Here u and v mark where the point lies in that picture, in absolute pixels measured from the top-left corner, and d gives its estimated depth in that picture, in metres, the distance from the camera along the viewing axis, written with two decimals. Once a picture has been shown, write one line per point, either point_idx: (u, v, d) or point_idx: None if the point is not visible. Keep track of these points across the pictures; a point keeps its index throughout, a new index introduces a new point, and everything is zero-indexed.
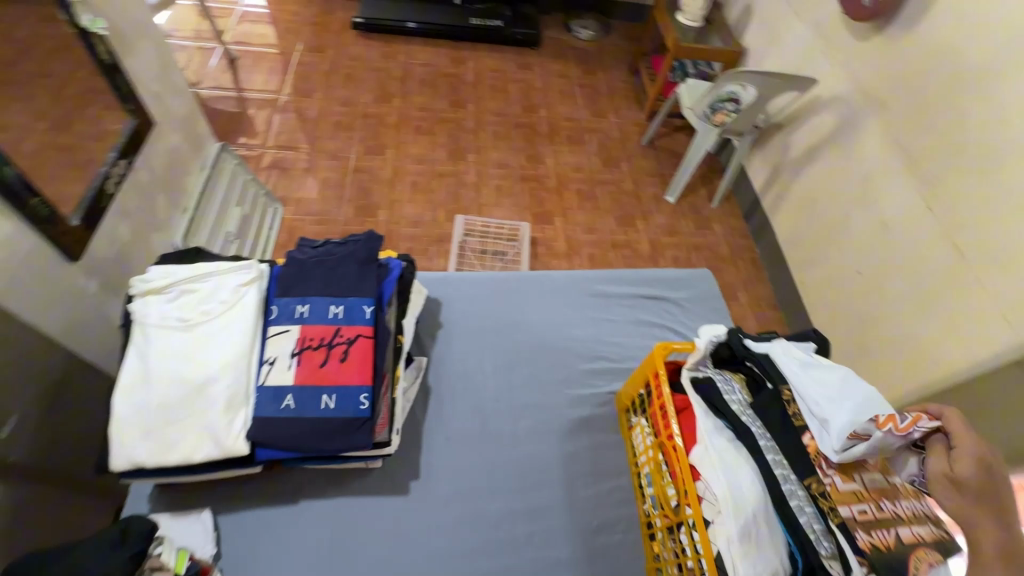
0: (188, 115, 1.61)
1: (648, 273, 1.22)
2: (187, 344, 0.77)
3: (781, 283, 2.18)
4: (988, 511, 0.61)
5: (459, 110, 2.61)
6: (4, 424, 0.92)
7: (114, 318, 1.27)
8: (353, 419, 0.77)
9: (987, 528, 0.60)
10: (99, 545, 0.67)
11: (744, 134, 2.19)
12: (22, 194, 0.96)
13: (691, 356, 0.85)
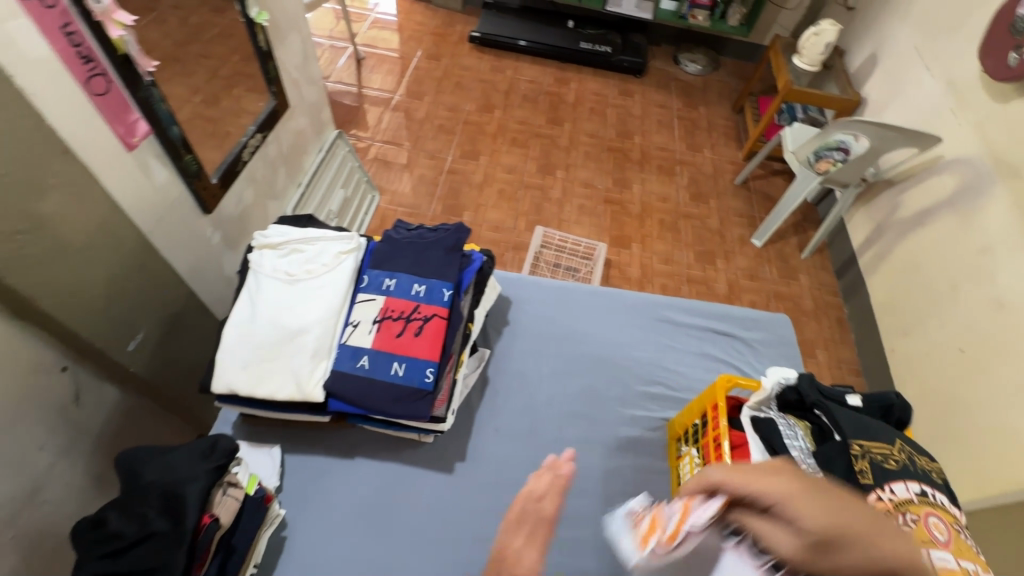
0: (317, 102, 1.81)
1: (722, 308, 1.20)
2: (286, 295, 0.86)
3: (868, 348, 2.03)
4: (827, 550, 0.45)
5: (555, 127, 2.69)
6: (133, 338, 1.05)
7: (229, 269, 1.44)
8: (419, 389, 0.83)
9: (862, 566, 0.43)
10: (192, 452, 0.75)
11: (848, 186, 2.08)
12: (180, 150, 1.13)
13: (755, 395, 0.82)
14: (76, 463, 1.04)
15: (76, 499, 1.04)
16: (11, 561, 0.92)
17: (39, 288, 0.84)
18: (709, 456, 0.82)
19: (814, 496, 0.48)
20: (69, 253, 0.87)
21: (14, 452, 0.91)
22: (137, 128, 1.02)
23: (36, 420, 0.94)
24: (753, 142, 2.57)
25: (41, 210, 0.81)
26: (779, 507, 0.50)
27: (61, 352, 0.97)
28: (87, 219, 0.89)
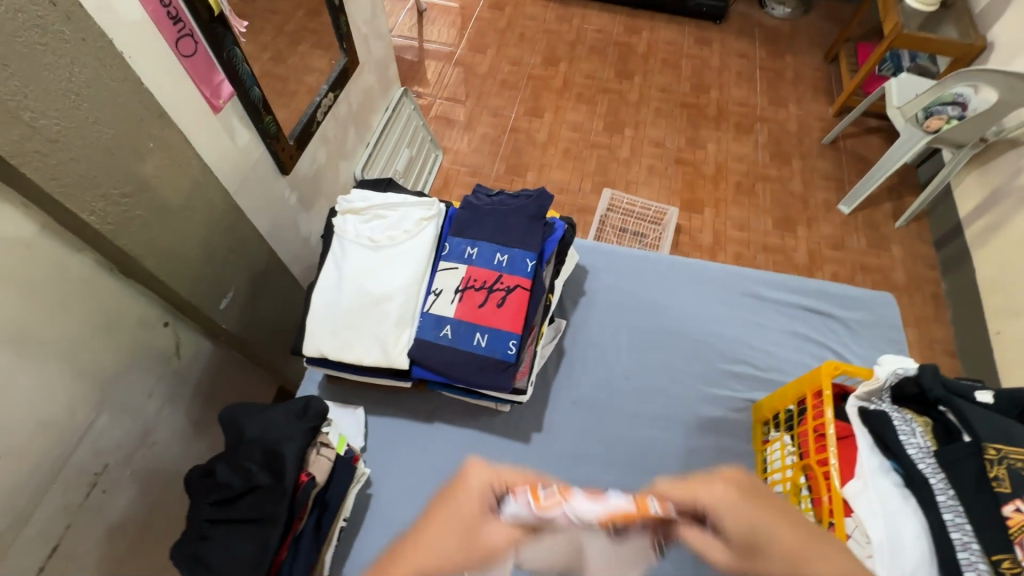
0: (384, 59, 1.77)
1: (817, 285, 1.10)
2: (370, 261, 0.86)
3: (967, 328, 1.85)
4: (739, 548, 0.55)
5: (624, 81, 2.53)
6: (224, 296, 1.10)
7: (307, 231, 1.48)
8: (502, 361, 0.82)
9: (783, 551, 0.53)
10: (287, 412, 0.78)
11: (962, 147, 1.84)
12: (261, 111, 1.13)
13: (864, 384, 0.76)
14: (179, 409, 1.12)
15: (180, 441, 1.14)
16: (131, 493, 1.02)
17: (145, 249, 0.87)
18: (808, 446, 0.77)
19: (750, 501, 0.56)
20: (168, 214, 0.90)
21: (128, 398, 0.99)
22: (222, 89, 1.02)
23: (145, 370, 1.01)
24: (848, 95, 2.31)
25: (144, 172, 0.84)
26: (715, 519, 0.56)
27: (162, 308, 1.03)
28: (182, 181, 0.92)
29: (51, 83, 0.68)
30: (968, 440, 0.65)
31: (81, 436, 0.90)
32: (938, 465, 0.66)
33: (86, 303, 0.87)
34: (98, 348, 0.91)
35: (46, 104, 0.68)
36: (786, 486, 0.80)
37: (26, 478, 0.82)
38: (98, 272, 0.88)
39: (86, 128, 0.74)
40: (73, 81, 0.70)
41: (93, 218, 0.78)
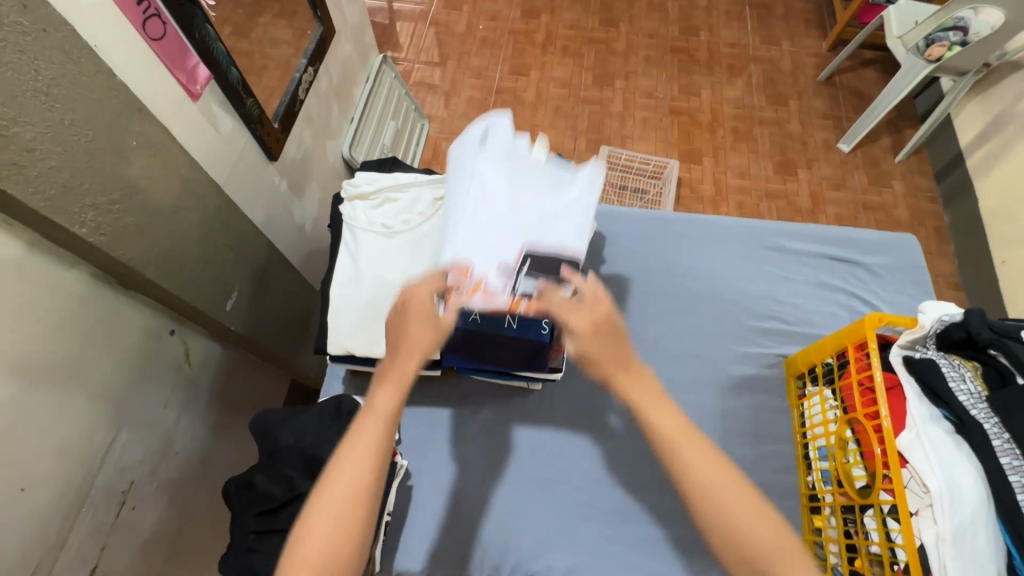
0: (359, 25, 1.66)
1: (839, 231, 1.08)
2: (387, 249, 0.82)
3: (972, 258, 1.86)
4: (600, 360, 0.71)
5: (610, 29, 2.41)
6: (229, 297, 1.05)
7: (303, 219, 1.42)
8: (537, 341, 0.80)
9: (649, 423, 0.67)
10: (321, 414, 0.75)
11: (965, 74, 1.80)
12: (242, 94, 1.05)
13: (908, 333, 0.75)
14: (196, 415, 1.09)
15: (202, 447, 1.12)
16: (161, 504, 1.01)
17: (144, 256, 0.81)
18: (853, 399, 0.77)
19: (607, 337, 0.70)
20: (162, 217, 0.84)
21: (146, 411, 0.95)
22: (198, 73, 0.94)
23: (157, 380, 0.98)
24: (842, 28, 2.23)
25: (130, 174, 0.77)
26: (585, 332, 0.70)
27: (167, 316, 0.98)
28: (172, 180, 0.85)
29: (17, 83, 0.61)
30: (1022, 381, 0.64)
31: (104, 456, 0.87)
32: (990, 410, 0.66)
33: (90, 321, 0.82)
34: (107, 365, 0.86)
35: (16, 109, 0.61)
36: (830, 440, 0.81)
37: (55, 505, 0.79)
38: (96, 285, 0.82)
39: (61, 133, 0.67)
40: (41, 80, 0.63)
41: (86, 231, 0.71)
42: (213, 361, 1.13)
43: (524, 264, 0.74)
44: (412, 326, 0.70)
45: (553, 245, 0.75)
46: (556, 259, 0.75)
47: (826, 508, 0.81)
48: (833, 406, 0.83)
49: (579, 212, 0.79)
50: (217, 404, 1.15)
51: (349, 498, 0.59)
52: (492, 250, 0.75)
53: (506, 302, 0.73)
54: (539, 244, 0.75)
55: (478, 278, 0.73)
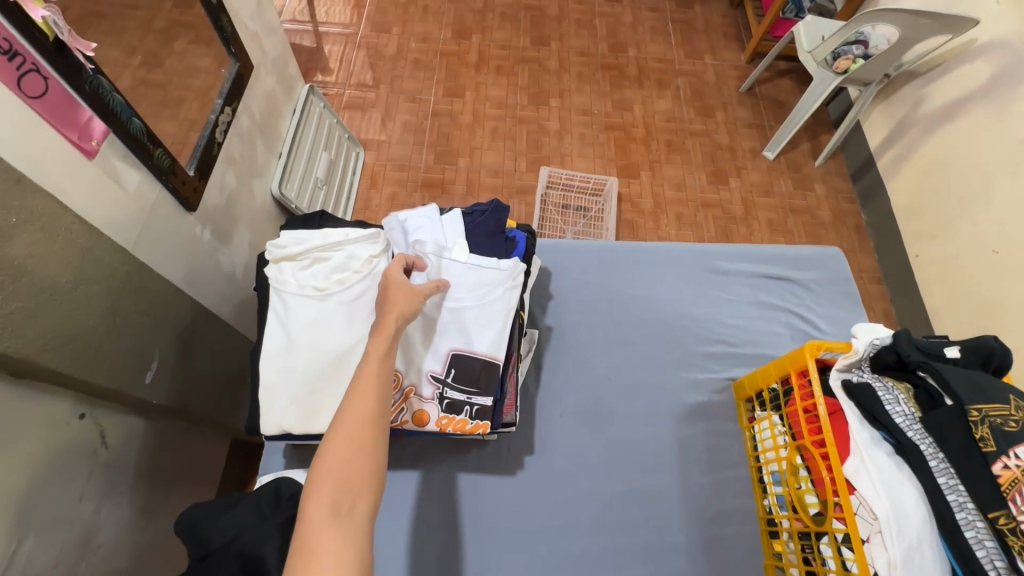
0: (280, 56, 1.58)
1: (774, 250, 1.12)
2: (322, 313, 0.77)
3: (889, 253, 2.00)
4: None
5: (542, 48, 2.43)
6: (148, 369, 0.95)
7: (232, 267, 1.32)
8: (488, 398, 0.78)
9: None
10: (259, 504, 0.70)
11: (869, 84, 1.94)
12: (148, 145, 0.96)
13: (845, 357, 0.77)
14: (120, 502, 0.98)
15: (130, 535, 1.01)
16: None
17: (36, 343, 0.71)
18: (799, 425, 0.78)
19: None
20: (58, 295, 0.75)
21: (56, 510, 0.85)
22: (93, 129, 0.85)
23: (68, 472, 0.87)
24: (758, 41, 2.35)
25: (12, 255, 0.68)
26: None
27: (76, 398, 0.88)
28: (67, 254, 0.76)
29: None
30: (950, 403, 0.67)
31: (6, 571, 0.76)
32: (924, 430, 0.68)
33: None
34: (4, 469, 0.75)
35: None
36: (781, 465, 0.82)
37: None
38: None
39: None
40: None
41: None
42: (137, 438, 1.03)
43: (450, 371, 0.78)
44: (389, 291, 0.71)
45: (476, 347, 0.79)
46: (482, 365, 0.78)
47: (783, 533, 0.82)
48: (782, 431, 0.84)
49: (502, 311, 0.81)
50: (143, 484, 1.05)
51: (356, 433, 0.58)
52: (420, 356, 0.78)
53: (434, 416, 0.77)
54: (461, 355, 0.78)
55: (408, 386, 0.77)
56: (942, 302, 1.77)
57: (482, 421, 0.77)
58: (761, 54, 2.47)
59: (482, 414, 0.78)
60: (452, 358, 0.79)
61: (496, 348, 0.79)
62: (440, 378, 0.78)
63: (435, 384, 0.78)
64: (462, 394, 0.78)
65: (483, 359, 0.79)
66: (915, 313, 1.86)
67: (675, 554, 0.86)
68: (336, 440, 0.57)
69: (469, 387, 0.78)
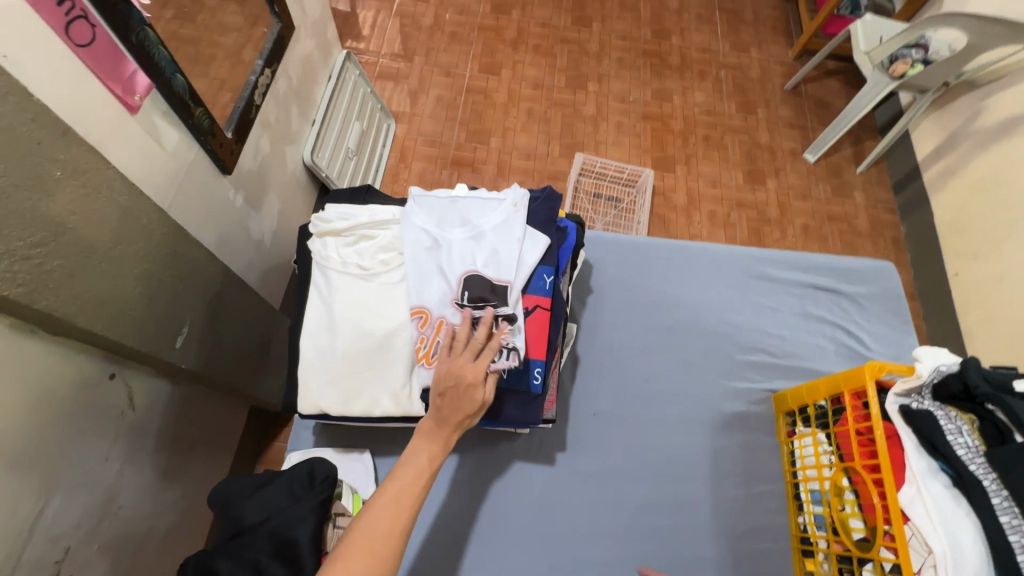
0: (320, 19, 1.53)
1: (823, 260, 1.08)
2: (365, 294, 0.74)
3: (926, 269, 1.94)
4: None
5: (582, 29, 2.35)
6: (179, 334, 0.93)
7: (257, 233, 1.30)
8: (510, 305, 0.73)
9: None
10: (291, 486, 0.68)
11: (926, 91, 1.86)
12: (190, 104, 0.93)
13: (904, 381, 0.74)
14: (141, 465, 0.98)
15: (149, 497, 1.01)
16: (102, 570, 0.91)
17: (74, 303, 0.69)
18: (850, 448, 0.75)
19: None
20: (97, 256, 0.72)
21: (81, 470, 0.84)
22: (136, 83, 0.82)
23: (93, 433, 0.85)
24: (808, 38, 2.25)
25: (56, 213, 0.65)
26: None
27: (107, 358, 0.86)
28: (107, 212, 0.73)
29: None
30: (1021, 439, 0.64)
31: (31, 530, 0.76)
32: (988, 465, 0.65)
33: (8, 379, 0.69)
34: (32, 427, 0.74)
35: None
36: (824, 485, 0.80)
37: None
38: (15, 336, 0.70)
39: None
40: None
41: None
42: (162, 401, 1.02)
43: (465, 293, 0.72)
44: (463, 402, 0.64)
45: (490, 268, 0.74)
46: (496, 286, 0.73)
47: (818, 553, 0.81)
48: (826, 450, 0.82)
49: (507, 235, 0.77)
50: (164, 448, 1.04)
51: (397, 502, 0.60)
52: (429, 284, 0.73)
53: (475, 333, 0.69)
54: (476, 274, 0.73)
55: (438, 318, 0.71)
56: (977, 325, 1.72)
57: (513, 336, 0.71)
58: (810, 52, 2.37)
59: (506, 321, 0.72)
60: (468, 279, 0.73)
61: (512, 270, 0.74)
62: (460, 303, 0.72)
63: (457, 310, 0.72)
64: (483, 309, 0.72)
65: (496, 275, 0.74)
66: (949, 333, 1.81)
67: (703, 565, 0.84)
68: (374, 515, 0.59)
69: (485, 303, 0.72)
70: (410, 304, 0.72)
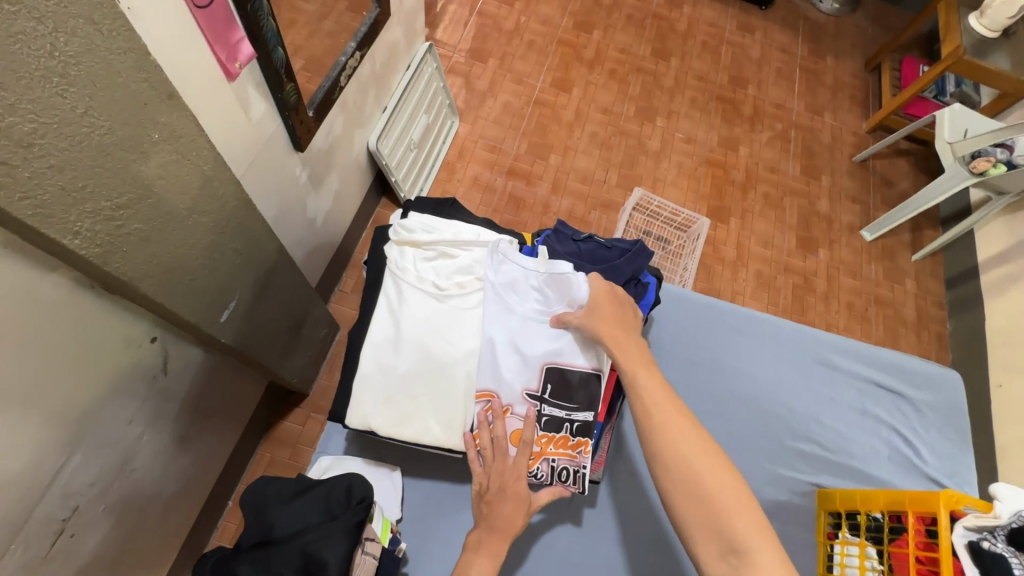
0: (413, 9, 1.52)
1: (888, 356, 1.04)
2: (436, 313, 0.84)
3: (966, 372, 1.88)
4: (601, 312, 0.82)
5: (660, 61, 2.32)
6: (225, 308, 0.89)
7: (313, 212, 1.29)
8: (588, 414, 0.82)
9: (592, 323, 0.81)
10: (330, 503, 0.68)
11: (1004, 193, 1.79)
12: (283, 78, 0.90)
13: (977, 515, 0.69)
14: (162, 429, 0.96)
15: (161, 461, 0.98)
16: (103, 529, 0.88)
17: (142, 268, 0.67)
18: (905, 572, 0.72)
19: (618, 302, 0.83)
20: (171, 223, 0.69)
21: (106, 430, 0.81)
22: (240, 50, 0.80)
23: (125, 396, 0.83)
24: (886, 114, 2.20)
25: (145, 174, 0.62)
26: (593, 310, 0.82)
27: (152, 322, 0.83)
28: (190, 179, 0.70)
29: (25, 61, 0.45)
30: None
31: (49, 484, 0.74)
32: None
33: (59, 334, 0.67)
34: (74, 382, 0.72)
35: (16, 92, 0.45)
36: None
37: None
38: (75, 291, 0.67)
39: (71, 124, 0.51)
40: (56, 55, 0.48)
41: (78, 243, 0.57)
42: (198, 368, 1.00)
43: (547, 388, 0.82)
44: (507, 501, 0.77)
45: (566, 358, 0.83)
46: (575, 380, 0.83)
47: None
48: (873, 566, 0.78)
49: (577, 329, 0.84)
50: (183, 416, 1.01)
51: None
52: (502, 375, 0.81)
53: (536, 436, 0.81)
54: (554, 368, 0.82)
55: (505, 407, 0.80)
56: (1014, 442, 1.64)
57: (583, 438, 0.82)
58: (884, 128, 2.32)
59: (582, 429, 0.82)
60: (547, 371, 0.82)
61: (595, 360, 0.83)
62: (536, 396, 0.82)
63: (533, 401, 0.82)
64: (563, 411, 0.82)
65: (584, 370, 0.83)
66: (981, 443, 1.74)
67: None
68: None
69: (566, 403, 0.82)
70: (477, 387, 0.81)
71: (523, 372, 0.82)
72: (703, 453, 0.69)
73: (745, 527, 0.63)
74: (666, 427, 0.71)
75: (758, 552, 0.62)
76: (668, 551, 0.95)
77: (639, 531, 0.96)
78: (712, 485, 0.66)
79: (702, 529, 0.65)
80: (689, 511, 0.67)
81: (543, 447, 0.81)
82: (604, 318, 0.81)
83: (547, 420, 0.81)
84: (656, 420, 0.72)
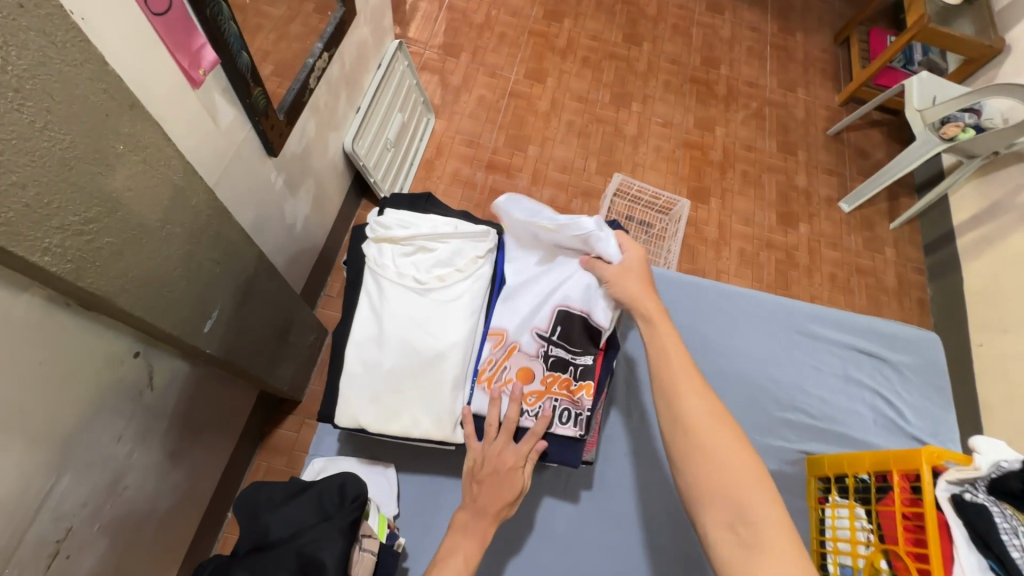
0: (379, 6, 1.50)
1: (870, 323, 1.05)
2: (418, 306, 0.84)
3: (949, 334, 1.92)
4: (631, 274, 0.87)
5: (632, 46, 2.32)
6: (209, 317, 0.89)
7: (291, 216, 1.27)
8: (589, 357, 0.88)
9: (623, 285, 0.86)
10: (325, 502, 0.69)
11: (974, 157, 1.81)
12: (250, 82, 0.89)
13: (958, 469, 0.71)
14: (152, 445, 0.95)
15: (154, 476, 0.98)
16: (98, 551, 0.88)
17: (119, 282, 0.67)
18: (893, 529, 0.74)
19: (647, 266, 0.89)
20: (144, 236, 0.69)
21: (94, 448, 0.81)
22: (203, 56, 0.79)
23: (110, 413, 0.82)
24: (857, 86, 2.23)
25: (113, 188, 0.61)
26: (626, 272, 0.87)
27: (135, 337, 0.83)
28: (161, 189, 0.69)
29: None
30: None
31: (40, 506, 0.73)
32: None
33: (39, 354, 0.66)
34: (56, 402, 0.71)
35: None
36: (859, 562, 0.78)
37: None
38: (50, 311, 0.66)
39: (29, 138, 0.50)
40: (9, 70, 0.47)
41: (48, 260, 0.56)
42: (185, 381, 1.00)
43: (555, 330, 0.88)
44: (497, 487, 0.77)
45: (577, 307, 0.89)
46: (581, 325, 0.89)
47: None
48: (863, 527, 0.80)
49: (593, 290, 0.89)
50: (173, 429, 1.01)
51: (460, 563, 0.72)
52: (513, 319, 0.89)
53: (540, 373, 0.87)
54: (563, 313, 0.89)
55: (513, 342, 0.88)
56: (997, 399, 1.68)
57: (586, 381, 0.87)
58: (856, 99, 2.35)
59: (586, 370, 0.88)
60: (557, 314, 0.89)
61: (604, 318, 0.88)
62: (544, 335, 0.88)
63: (540, 340, 0.88)
64: (566, 353, 0.88)
65: (587, 317, 0.89)
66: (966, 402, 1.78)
67: None
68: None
69: (570, 345, 0.88)
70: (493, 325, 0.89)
71: (534, 314, 0.89)
72: (719, 425, 0.72)
73: (759, 503, 0.65)
74: (685, 397, 0.74)
75: (761, 519, 0.64)
76: (663, 526, 0.97)
77: (634, 509, 0.98)
78: (724, 454, 0.69)
79: (713, 499, 0.67)
80: (699, 488, 0.69)
81: (547, 388, 0.86)
82: (636, 279, 0.86)
83: (554, 359, 0.88)
84: (683, 393, 0.74)
